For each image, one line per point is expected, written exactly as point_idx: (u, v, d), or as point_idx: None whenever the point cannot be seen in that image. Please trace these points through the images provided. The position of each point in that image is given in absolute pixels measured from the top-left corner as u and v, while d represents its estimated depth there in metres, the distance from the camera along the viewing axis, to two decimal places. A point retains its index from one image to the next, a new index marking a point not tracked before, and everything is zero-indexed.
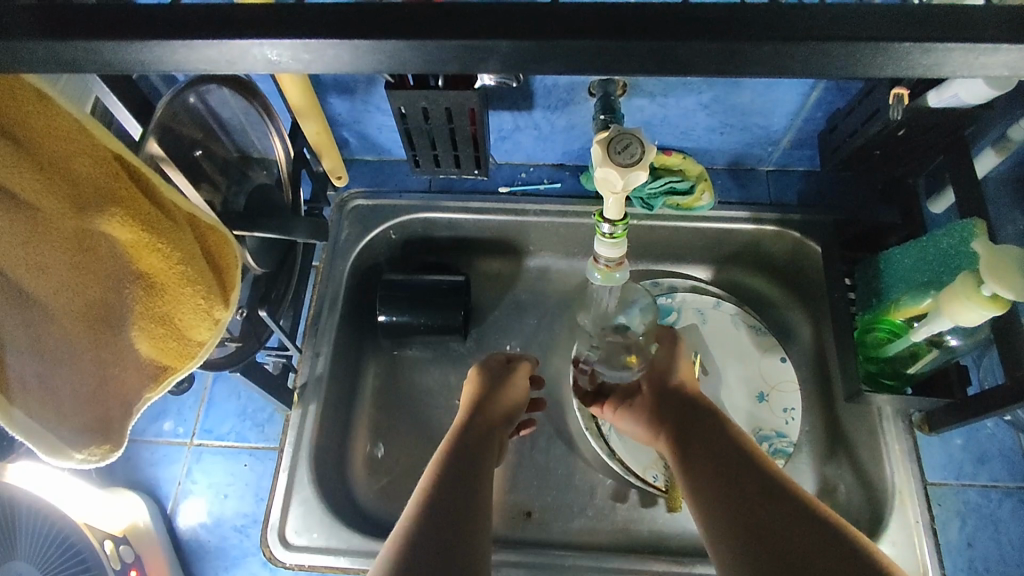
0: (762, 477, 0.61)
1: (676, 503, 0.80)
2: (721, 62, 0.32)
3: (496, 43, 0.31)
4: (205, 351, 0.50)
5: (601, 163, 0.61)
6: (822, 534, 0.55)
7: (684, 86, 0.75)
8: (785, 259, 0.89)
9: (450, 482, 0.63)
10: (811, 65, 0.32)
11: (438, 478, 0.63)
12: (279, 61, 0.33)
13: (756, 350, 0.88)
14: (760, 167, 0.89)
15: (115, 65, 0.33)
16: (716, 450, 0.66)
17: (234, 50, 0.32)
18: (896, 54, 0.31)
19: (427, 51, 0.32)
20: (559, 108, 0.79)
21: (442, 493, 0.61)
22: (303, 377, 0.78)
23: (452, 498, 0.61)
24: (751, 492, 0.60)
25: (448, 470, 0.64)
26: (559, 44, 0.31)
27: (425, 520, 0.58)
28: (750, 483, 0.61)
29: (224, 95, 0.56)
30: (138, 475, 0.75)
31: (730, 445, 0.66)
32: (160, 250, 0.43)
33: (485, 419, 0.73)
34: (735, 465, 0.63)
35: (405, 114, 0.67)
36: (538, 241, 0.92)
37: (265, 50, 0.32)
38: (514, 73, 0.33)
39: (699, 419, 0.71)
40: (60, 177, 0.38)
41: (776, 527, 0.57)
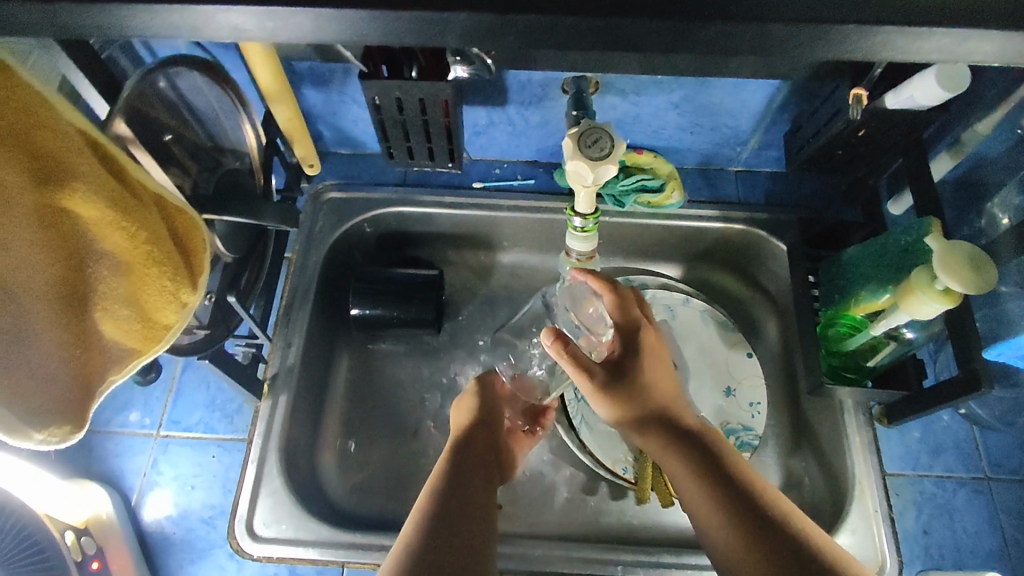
0: (748, 485, 0.60)
1: (646, 496, 0.80)
2: (673, 38, 0.35)
3: (451, 17, 0.34)
4: (172, 335, 0.49)
5: (572, 156, 0.62)
6: (811, 548, 0.55)
7: (655, 85, 0.76)
8: (752, 257, 0.91)
9: (440, 512, 0.61)
10: (761, 44, 0.35)
11: (431, 513, 0.61)
12: (245, 28, 0.34)
13: (724, 346, 0.90)
14: (729, 167, 0.91)
15: (76, 28, 0.34)
16: (698, 452, 0.64)
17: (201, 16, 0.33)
18: (839, 34, 0.34)
19: (390, 26, 0.34)
20: (533, 104, 0.80)
21: (435, 528, 0.59)
22: (273, 368, 0.78)
23: (451, 528, 0.60)
24: (734, 500, 0.59)
25: (439, 503, 0.62)
26: (513, 19, 0.34)
27: (415, 555, 0.57)
28: (733, 491, 0.60)
29: (196, 80, 0.56)
30: (101, 467, 0.73)
31: (713, 449, 0.64)
32: (126, 229, 0.43)
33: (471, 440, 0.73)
34: (719, 471, 0.62)
35: (378, 105, 0.67)
36: (511, 237, 0.92)
37: (232, 17, 0.34)
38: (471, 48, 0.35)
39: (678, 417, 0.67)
40: (24, 151, 0.37)
41: (762, 541, 0.56)
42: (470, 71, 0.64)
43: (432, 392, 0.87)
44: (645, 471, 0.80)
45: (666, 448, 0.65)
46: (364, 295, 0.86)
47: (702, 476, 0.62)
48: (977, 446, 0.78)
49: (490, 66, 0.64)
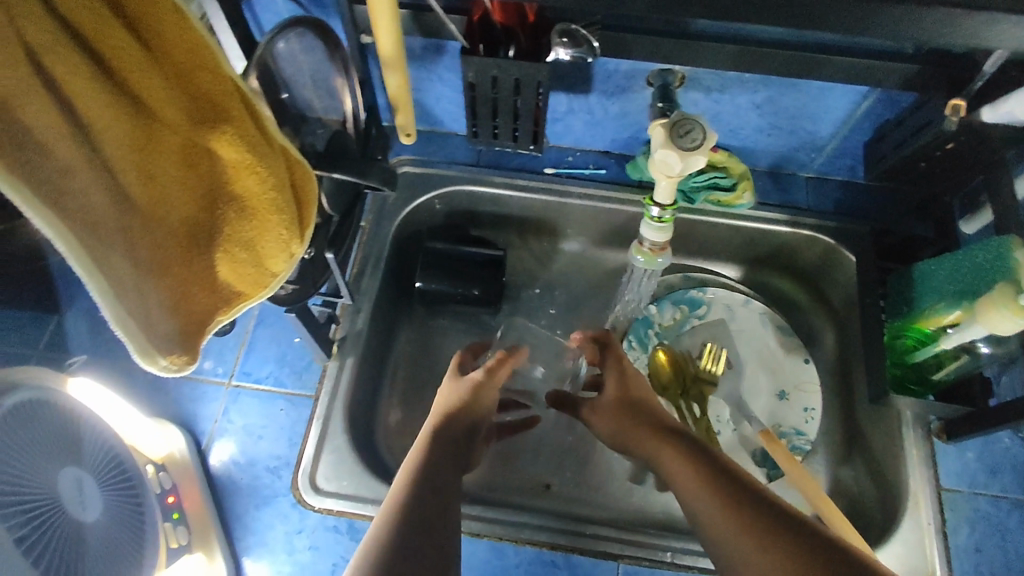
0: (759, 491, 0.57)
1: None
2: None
3: None
4: (278, 283, 0.52)
5: (662, 145, 0.63)
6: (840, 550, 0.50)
7: (742, 83, 0.77)
8: (815, 265, 0.91)
9: (425, 487, 0.57)
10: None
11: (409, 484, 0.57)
12: None
13: (781, 350, 0.90)
14: (801, 172, 0.91)
15: None
16: (701, 463, 0.61)
17: None
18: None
19: None
20: (616, 94, 0.81)
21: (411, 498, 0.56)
22: (343, 331, 0.80)
23: (436, 505, 0.56)
24: (749, 503, 0.56)
25: (421, 476, 0.58)
26: None
27: (392, 521, 0.53)
28: (746, 495, 0.57)
29: (312, 44, 0.59)
30: (176, 409, 0.77)
31: (717, 461, 0.61)
32: (258, 173, 0.45)
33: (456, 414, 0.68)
34: (730, 479, 0.59)
35: (473, 83, 0.69)
36: (576, 226, 0.94)
37: None
38: None
39: (675, 434, 0.67)
40: (183, 90, 0.40)
41: (782, 539, 0.52)
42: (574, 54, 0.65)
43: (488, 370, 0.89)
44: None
45: (676, 460, 0.63)
46: (433, 267, 0.88)
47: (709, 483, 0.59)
48: None
49: (595, 48, 0.64)
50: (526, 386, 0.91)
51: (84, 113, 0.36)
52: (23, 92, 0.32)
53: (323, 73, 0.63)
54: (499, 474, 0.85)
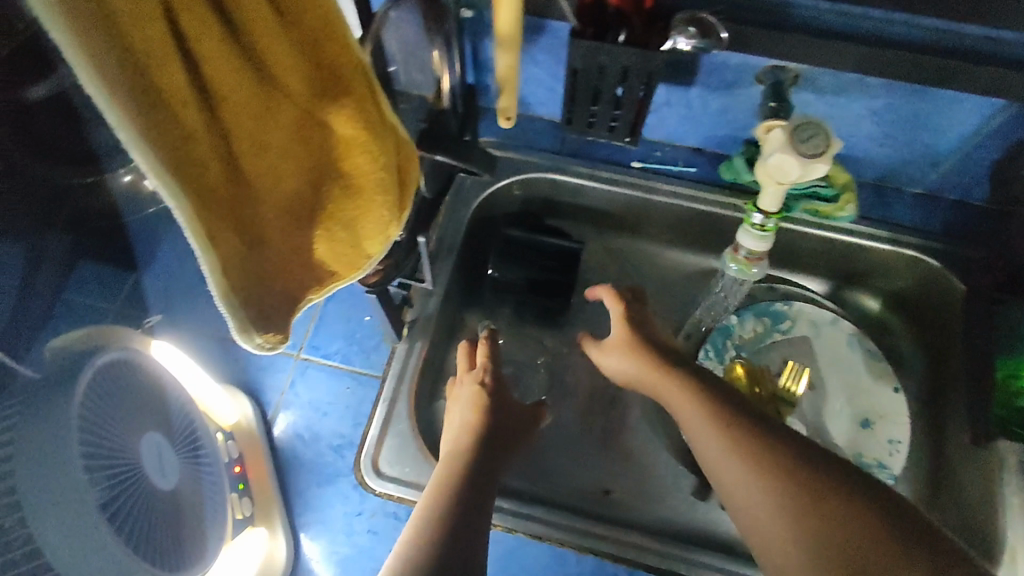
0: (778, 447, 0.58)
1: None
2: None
3: None
4: (371, 265, 0.50)
5: (779, 148, 0.59)
6: (863, 515, 0.52)
7: (862, 87, 0.71)
8: (913, 287, 0.86)
9: (456, 502, 0.62)
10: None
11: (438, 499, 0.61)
12: None
13: (869, 376, 0.84)
14: (908, 188, 0.84)
15: None
16: (720, 422, 0.61)
17: None
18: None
19: None
20: (720, 89, 0.76)
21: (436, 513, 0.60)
22: (413, 313, 0.78)
23: (462, 518, 0.60)
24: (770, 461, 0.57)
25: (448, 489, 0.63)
26: None
27: (418, 537, 0.57)
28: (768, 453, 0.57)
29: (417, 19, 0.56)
30: (246, 377, 0.77)
31: (739, 415, 0.61)
32: (372, 151, 0.42)
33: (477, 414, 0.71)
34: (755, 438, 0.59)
35: (577, 68, 0.65)
36: (658, 225, 0.90)
37: None
38: None
39: (693, 386, 0.66)
40: (309, 58, 0.38)
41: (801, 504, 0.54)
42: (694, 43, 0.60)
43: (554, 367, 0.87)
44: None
45: (694, 419, 0.63)
46: (509, 258, 0.85)
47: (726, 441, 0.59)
48: None
49: (722, 40, 0.60)
50: (591, 387, 0.88)
51: (211, 77, 0.34)
52: (158, 51, 0.31)
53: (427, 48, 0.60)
54: (558, 475, 0.82)
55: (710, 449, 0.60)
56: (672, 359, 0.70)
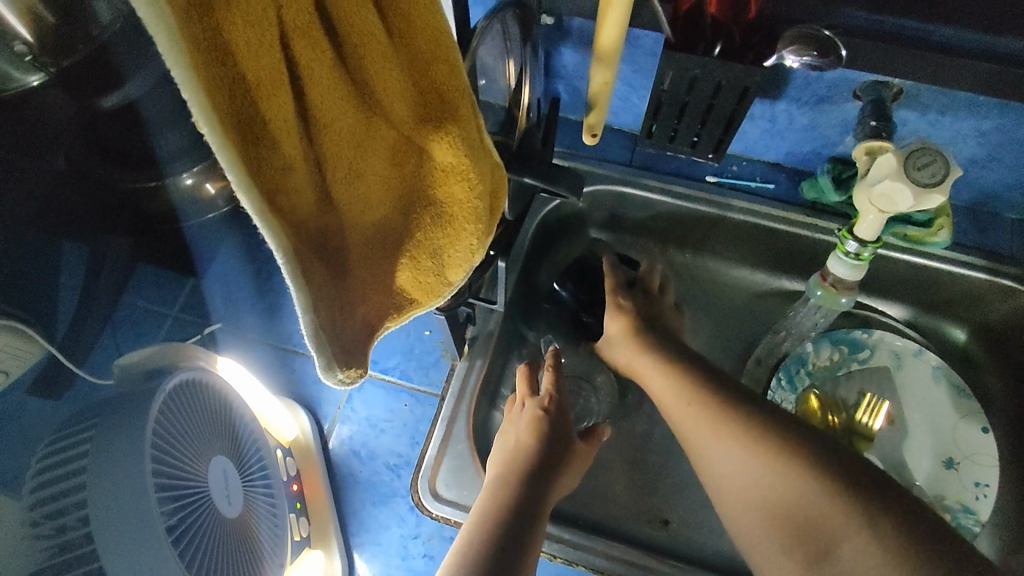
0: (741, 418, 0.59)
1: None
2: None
3: None
4: (452, 292, 0.47)
5: (891, 175, 0.54)
6: (777, 472, 0.56)
7: (972, 105, 0.66)
8: (1006, 322, 0.79)
9: (505, 511, 0.61)
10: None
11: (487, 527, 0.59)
12: None
13: (955, 413, 0.78)
14: (1006, 213, 0.79)
15: None
16: (699, 398, 0.63)
17: None
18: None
19: None
20: (811, 104, 0.72)
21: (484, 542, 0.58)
22: (474, 330, 0.75)
23: (511, 531, 0.59)
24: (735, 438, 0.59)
25: (496, 513, 0.61)
26: None
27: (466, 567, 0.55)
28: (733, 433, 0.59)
29: (506, 31, 0.53)
30: (302, 389, 0.75)
31: (715, 404, 0.61)
32: (470, 180, 0.39)
33: (530, 431, 0.68)
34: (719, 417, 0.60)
35: (665, 81, 0.62)
36: (729, 242, 0.85)
37: None
38: None
39: (673, 371, 0.66)
40: (413, 82, 0.35)
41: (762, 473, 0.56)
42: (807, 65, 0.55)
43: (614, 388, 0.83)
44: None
45: (674, 405, 0.64)
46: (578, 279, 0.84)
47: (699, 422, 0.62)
48: None
49: (840, 60, 0.54)
50: (652, 409, 0.84)
51: (315, 103, 0.31)
52: (268, 80, 0.28)
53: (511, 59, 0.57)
54: (616, 501, 0.79)
55: (705, 444, 0.61)
56: (662, 340, 0.70)
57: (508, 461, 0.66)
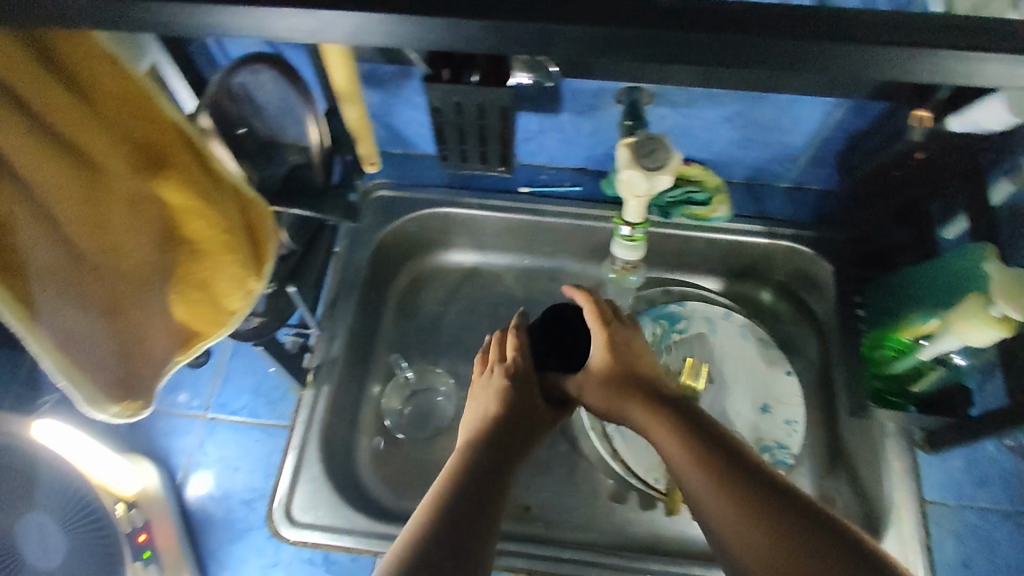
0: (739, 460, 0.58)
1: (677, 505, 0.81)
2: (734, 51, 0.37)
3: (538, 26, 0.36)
4: (236, 320, 0.52)
5: (626, 165, 0.63)
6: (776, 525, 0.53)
7: (708, 97, 0.76)
8: (793, 277, 0.90)
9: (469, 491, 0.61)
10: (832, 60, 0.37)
11: (450, 514, 0.59)
12: (335, 34, 0.36)
13: (763, 362, 0.89)
14: (777, 183, 0.89)
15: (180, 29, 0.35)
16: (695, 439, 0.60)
17: (318, 22, 0.35)
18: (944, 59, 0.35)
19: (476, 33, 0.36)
20: (586, 113, 0.81)
21: (441, 526, 0.57)
22: (317, 358, 0.80)
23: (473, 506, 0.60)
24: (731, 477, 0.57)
25: (463, 492, 0.61)
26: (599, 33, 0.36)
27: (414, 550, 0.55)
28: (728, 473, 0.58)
29: (269, 83, 0.60)
30: (150, 443, 0.76)
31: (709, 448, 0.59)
32: (207, 216, 0.45)
33: (504, 417, 0.71)
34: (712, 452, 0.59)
35: (438, 108, 0.69)
36: (555, 243, 0.93)
37: (324, 24, 0.35)
38: (554, 55, 0.38)
39: (673, 417, 0.63)
40: (122, 138, 0.40)
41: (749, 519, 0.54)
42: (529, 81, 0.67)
43: (464, 392, 0.88)
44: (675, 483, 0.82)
45: (671, 443, 0.62)
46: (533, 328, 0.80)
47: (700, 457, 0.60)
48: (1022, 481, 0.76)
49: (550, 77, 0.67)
50: None
51: (23, 166, 0.36)
52: None
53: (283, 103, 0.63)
54: None
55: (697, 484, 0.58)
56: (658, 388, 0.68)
57: (473, 438, 0.69)
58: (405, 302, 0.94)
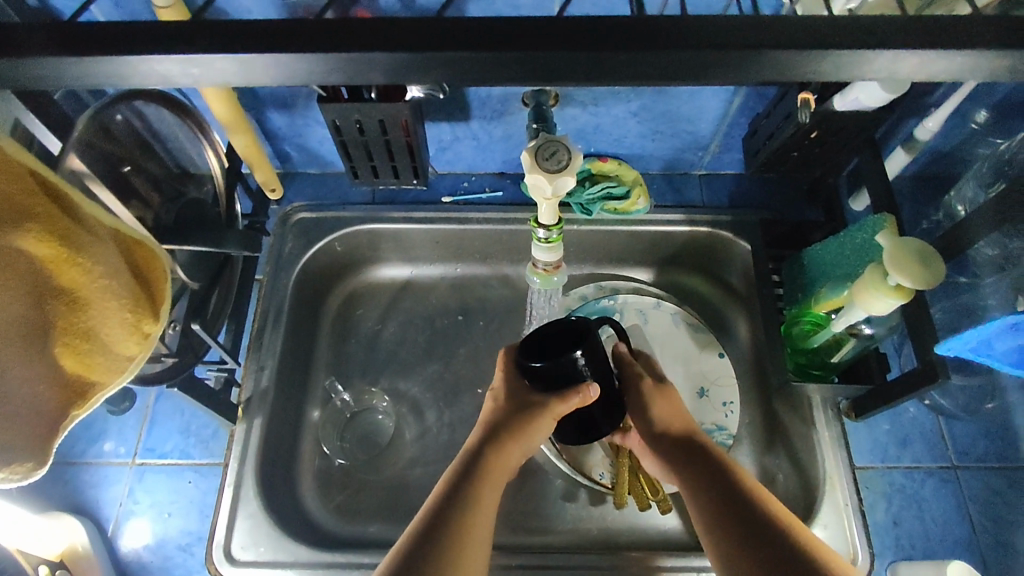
0: (753, 508, 0.56)
1: (621, 497, 0.76)
2: (581, 68, 0.38)
3: (372, 55, 0.37)
4: (136, 367, 0.50)
5: (529, 170, 0.63)
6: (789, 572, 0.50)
7: (613, 95, 0.76)
8: (722, 260, 0.91)
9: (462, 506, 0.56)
10: (671, 70, 0.38)
11: (449, 519, 0.54)
12: (169, 74, 0.37)
13: (696, 347, 0.90)
14: (693, 171, 0.92)
15: (42, 80, 0.38)
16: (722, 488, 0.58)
17: (127, 67, 0.37)
18: (774, 58, 0.37)
19: (316, 63, 0.37)
20: (495, 118, 0.81)
21: (438, 536, 0.53)
22: (247, 392, 0.78)
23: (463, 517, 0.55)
24: (739, 529, 0.54)
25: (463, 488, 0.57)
26: (437, 55, 0.37)
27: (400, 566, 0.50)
28: (738, 525, 0.55)
29: (164, 115, 0.63)
30: (77, 497, 0.74)
31: (735, 497, 0.57)
32: (81, 264, 0.44)
33: (513, 441, 0.62)
34: (728, 503, 0.57)
35: (339, 127, 0.69)
36: (481, 249, 0.92)
37: (159, 64, 0.37)
38: (397, 80, 0.39)
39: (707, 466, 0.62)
40: None
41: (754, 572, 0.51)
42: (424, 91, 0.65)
43: (404, 407, 0.86)
44: (621, 471, 0.76)
45: (698, 493, 0.60)
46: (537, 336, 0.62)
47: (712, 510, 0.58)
48: (943, 437, 0.79)
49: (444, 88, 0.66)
50: None
51: None
52: None
53: (168, 134, 0.64)
54: None
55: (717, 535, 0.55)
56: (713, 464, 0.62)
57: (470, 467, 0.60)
58: (341, 323, 0.91)
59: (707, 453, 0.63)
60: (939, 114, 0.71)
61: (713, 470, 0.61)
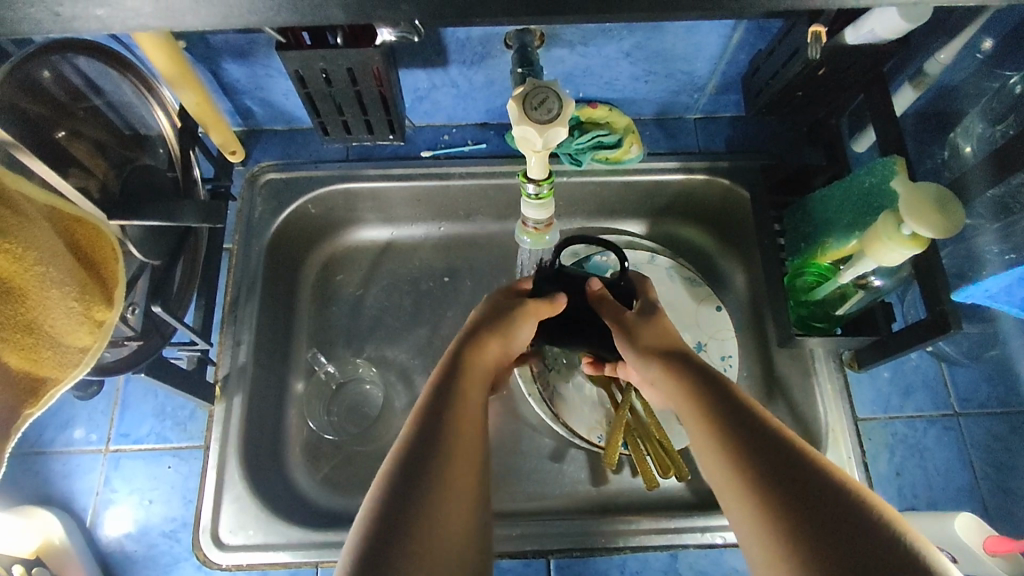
0: (760, 433, 0.48)
1: (653, 483, 0.73)
2: (597, 3, 0.38)
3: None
4: (92, 358, 0.46)
5: (517, 120, 0.57)
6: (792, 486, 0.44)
7: (604, 33, 0.69)
8: (717, 207, 0.87)
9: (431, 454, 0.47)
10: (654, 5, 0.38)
11: (434, 456, 0.47)
12: (109, 19, 0.34)
13: (694, 301, 0.87)
14: (687, 115, 0.86)
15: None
16: (717, 400, 0.53)
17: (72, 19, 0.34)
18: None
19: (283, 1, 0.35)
20: (476, 63, 0.73)
21: (426, 477, 0.46)
22: (224, 369, 0.74)
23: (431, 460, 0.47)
24: (750, 459, 0.47)
25: (430, 434, 0.49)
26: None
27: (377, 531, 0.43)
28: (743, 453, 0.47)
29: (101, 68, 0.56)
30: (51, 488, 0.70)
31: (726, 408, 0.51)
32: (11, 249, 0.39)
33: (503, 334, 0.61)
34: (727, 424, 0.50)
35: (303, 77, 0.62)
36: (466, 206, 0.86)
37: (94, 10, 0.34)
38: (356, 19, 0.37)
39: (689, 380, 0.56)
40: None
41: (773, 511, 0.43)
42: (397, 32, 0.58)
43: (392, 376, 0.82)
44: (638, 455, 0.74)
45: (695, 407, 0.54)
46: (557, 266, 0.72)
47: (709, 439, 0.50)
48: (945, 384, 0.77)
49: (418, 28, 0.59)
50: None
51: None
52: None
53: (107, 90, 0.58)
54: None
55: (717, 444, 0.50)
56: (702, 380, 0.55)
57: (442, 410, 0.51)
58: (321, 289, 0.86)
59: (690, 370, 0.57)
60: (952, 44, 0.66)
61: (702, 390, 0.54)
